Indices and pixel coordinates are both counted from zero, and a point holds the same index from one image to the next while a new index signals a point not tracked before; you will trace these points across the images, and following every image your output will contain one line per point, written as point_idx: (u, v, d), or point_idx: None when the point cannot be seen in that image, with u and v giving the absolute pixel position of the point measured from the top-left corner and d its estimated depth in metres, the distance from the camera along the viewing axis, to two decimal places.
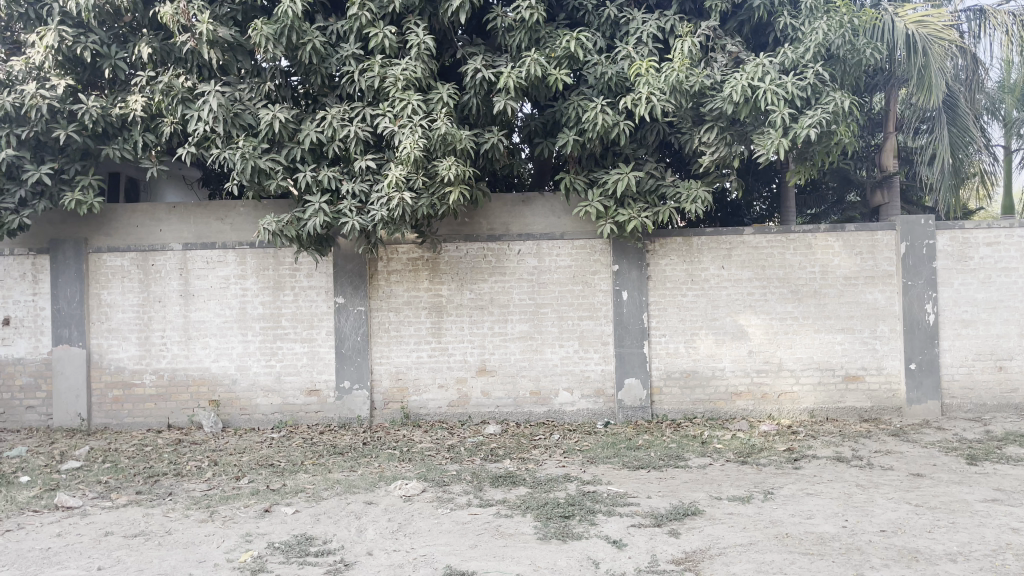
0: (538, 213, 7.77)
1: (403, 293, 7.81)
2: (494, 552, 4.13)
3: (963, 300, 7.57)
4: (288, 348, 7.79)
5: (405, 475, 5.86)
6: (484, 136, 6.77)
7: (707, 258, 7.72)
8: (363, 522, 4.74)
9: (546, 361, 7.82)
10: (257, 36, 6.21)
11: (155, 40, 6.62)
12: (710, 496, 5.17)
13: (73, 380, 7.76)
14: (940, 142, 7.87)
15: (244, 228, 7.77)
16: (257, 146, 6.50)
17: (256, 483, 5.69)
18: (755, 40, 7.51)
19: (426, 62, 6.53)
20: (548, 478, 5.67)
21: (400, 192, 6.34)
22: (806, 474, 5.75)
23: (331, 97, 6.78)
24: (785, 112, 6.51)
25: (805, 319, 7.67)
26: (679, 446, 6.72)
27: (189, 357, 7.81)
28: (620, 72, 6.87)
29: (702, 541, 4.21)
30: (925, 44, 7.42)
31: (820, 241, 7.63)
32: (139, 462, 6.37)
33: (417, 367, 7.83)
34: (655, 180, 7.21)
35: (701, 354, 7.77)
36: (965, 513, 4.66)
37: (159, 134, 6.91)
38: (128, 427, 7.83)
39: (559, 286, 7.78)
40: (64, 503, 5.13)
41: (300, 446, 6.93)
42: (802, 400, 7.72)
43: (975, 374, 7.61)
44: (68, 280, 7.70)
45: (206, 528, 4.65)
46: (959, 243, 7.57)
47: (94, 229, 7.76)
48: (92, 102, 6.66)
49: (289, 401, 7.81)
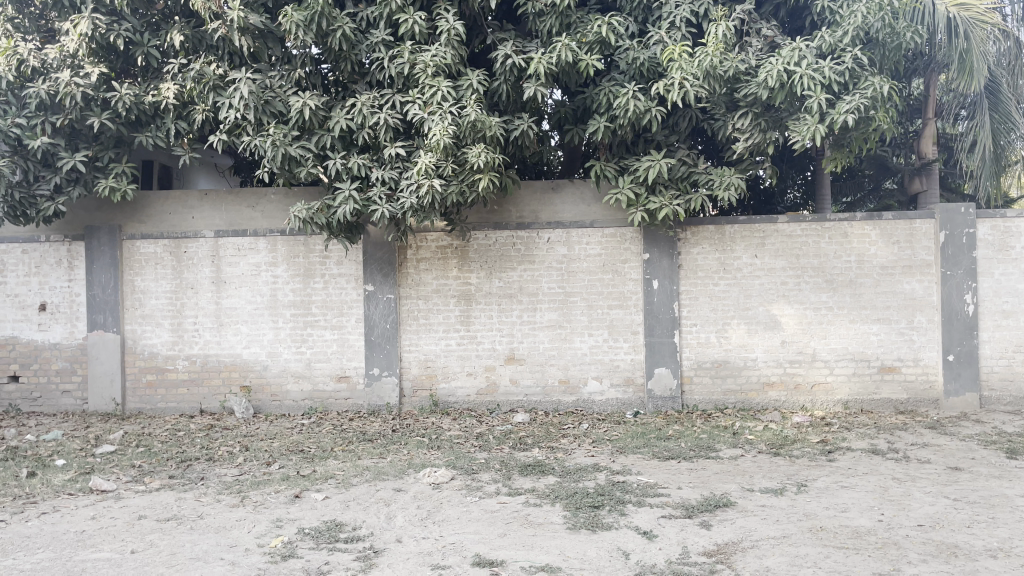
0: (568, 201, 7.70)
1: (432, 280, 7.80)
2: (523, 541, 4.10)
3: (1004, 291, 7.38)
4: (319, 335, 7.83)
5: (434, 463, 5.85)
6: (514, 123, 6.71)
7: (740, 247, 7.61)
8: (392, 509, 4.73)
9: (575, 350, 7.77)
10: (287, 22, 6.18)
11: (187, 28, 6.66)
12: (742, 487, 5.11)
13: (108, 366, 7.86)
14: (981, 128, 7.69)
15: (275, 215, 7.80)
16: (288, 134, 6.51)
17: (287, 469, 5.73)
18: (792, 24, 7.38)
19: (456, 48, 6.48)
20: (578, 467, 5.64)
21: (430, 179, 6.32)
22: (841, 467, 5.65)
23: (361, 83, 6.76)
24: (822, 97, 6.38)
25: (839, 309, 7.54)
26: (710, 436, 6.65)
27: (220, 343, 7.87)
28: (653, 57, 6.75)
29: (734, 533, 4.15)
30: (967, 28, 7.26)
31: (856, 230, 7.49)
32: (172, 447, 6.44)
33: (446, 355, 7.82)
34: (687, 167, 7.11)
35: (733, 343, 7.68)
36: (1005, 508, 4.54)
37: (191, 121, 6.91)
38: (161, 412, 7.92)
39: (588, 275, 7.72)
40: (98, 487, 5.21)
41: (330, 432, 6.96)
42: (837, 391, 7.59)
43: (1015, 367, 7.42)
44: (102, 267, 7.80)
45: (237, 513, 4.68)
46: (1001, 232, 7.38)
47: (128, 216, 7.84)
48: (125, 89, 6.71)
49: (319, 387, 7.85)
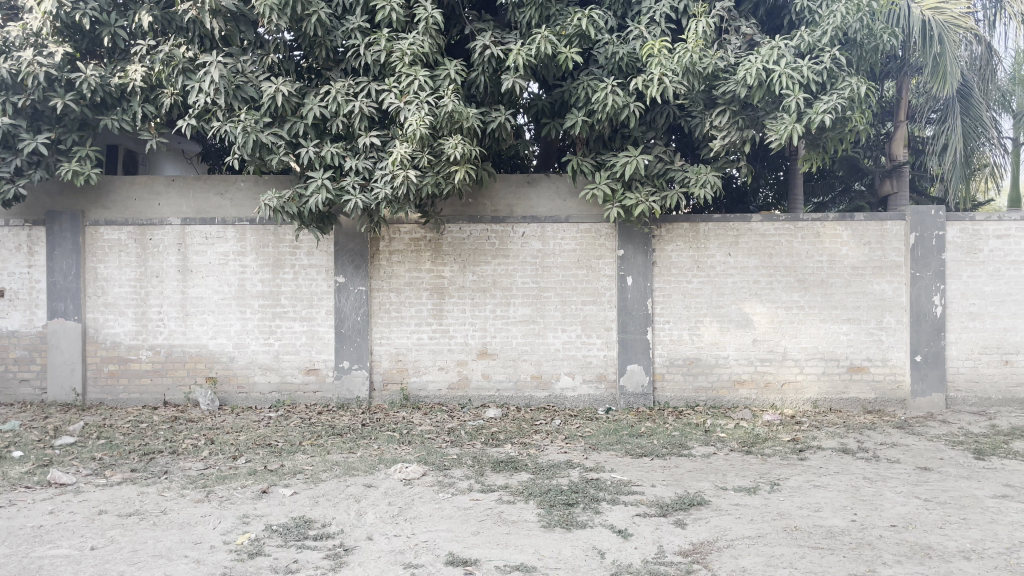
0: (543, 195, 7.64)
1: (404, 273, 7.70)
2: (497, 539, 4.04)
3: (970, 293, 7.47)
4: (287, 327, 7.69)
5: (405, 458, 5.77)
6: (491, 114, 6.62)
7: (714, 245, 7.61)
8: (362, 505, 4.64)
9: (548, 346, 7.72)
10: (261, 6, 6.01)
11: (157, 9, 6.44)
12: (715, 485, 5.10)
13: (68, 354, 7.64)
14: (953, 132, 7.78)
15: (243, 204, 7.63)
16: (259, 120, 6.35)
17: (254, 463, 5.60)
18: (770, 23, 7.40)
19: (434, 37, 6.39)
20: (550, 464, 5.59)
21: (405, 170, 6.21)
22: (812, 465, 5.66)
23: (336, 70, 6.63)
24: (800, 96, 6.38)
25: (811, 308, 7.58)
26: (682, 434, 6.64)
27: (186, 333, 7.70)
28: (632, 52, 6.71)
29: (709, 532, 4.13)
30: (941, 32, 7.29)
31: (829, 230, 7.52)
32: (135, 439, 6.27)
33: (418, 349, 7.73)
34: (664, 164, 7.08)
35: (705, 341, 7.68)
36: (976, 509, 4.58)
37: (159, 105, 6.75)
38: (123, 403, 7.73)
39: (563, 270, 7.67)
40: (57, 480, 5.04)
41: (298, 426, 6.83)
42: (806, 390, 7.63)
43: (981, 368, 7.52)
44: (64, 253, 7.57)
45: (201, 508, 4.56)
46: (969, 235, 7.46)
47: (92, 201, 7.62)
48: (90, 70, 6.53)
49: (287, 379, 7.71)
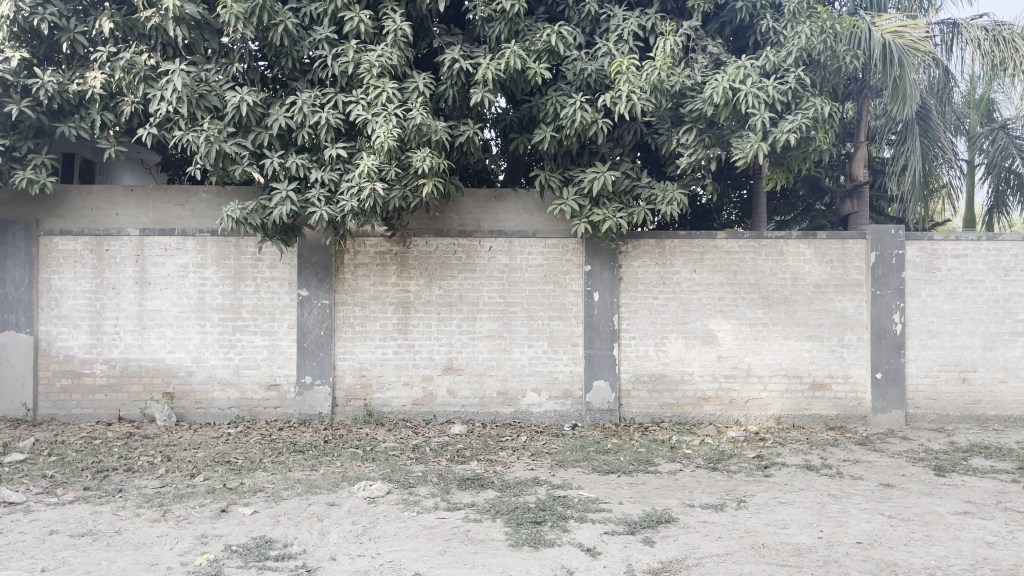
0: (510, 210, 7.61)
1: (369, 287, 7.60)
2: (464, 559, 3.96)
3: (929, 311, 7.60)
4: (247, 341, 7.54)
5: (369, 475, 5.66)
6: (459, 128, 6.58)
7: (679, 261, 7.64)
8: (325, 525, 4.53)
9: (514, 361, 7.67)
10: (227, 14, 5.91)
11: (118, 15, 6.30)
12: (682, 502, 5.08)
13: (19, 368, 7.40)
14: (912, 152, 7.96)
15: (204, 215, 7.48)
16: (223, 130, 6.23)
17: (212, 481, 5.45)
18: (735, 43, 7.49)
19: (403, 49, 6.35)
20: (517, 481, 5.53)
21: (372, 182, 6.12)
22: (778, 482, 5.69)
23: (302, 81, 6.54)
24: (766, 116, 6.44)
25: (775, 325, 7.64)
26: (648, 450, 6.63)
27: (142, 347, 7.51)
28: (600, 69, 6.74)
29: (677, 550, 4.10)
30: (901, 55, 7.43)
31: (792, 248, 7.60)
32: (87, 457, 6.07)
33: (382, 364, 7.62)
34: (631, 181, 7.10)
35: (671, 357, 7.69)
36: (938, 525, 4.62)
37: (118, 113, 6.60)
38: (76, 419, 7.50)
39: (529, 285, 7.64)
40: (5, 499, 4.85)
41: (259, 443, 6.69)
42: (770, 406, 7.68)
43: (939, 385, 7.64)
44: (17, 264, 7.34)
45: (158, 529, 4.41)
46: (928, 254, 7.59)
47: (46, 210, 7.40)
48: (48, 76, 6.36)
49: (247, 395, 7.55)
